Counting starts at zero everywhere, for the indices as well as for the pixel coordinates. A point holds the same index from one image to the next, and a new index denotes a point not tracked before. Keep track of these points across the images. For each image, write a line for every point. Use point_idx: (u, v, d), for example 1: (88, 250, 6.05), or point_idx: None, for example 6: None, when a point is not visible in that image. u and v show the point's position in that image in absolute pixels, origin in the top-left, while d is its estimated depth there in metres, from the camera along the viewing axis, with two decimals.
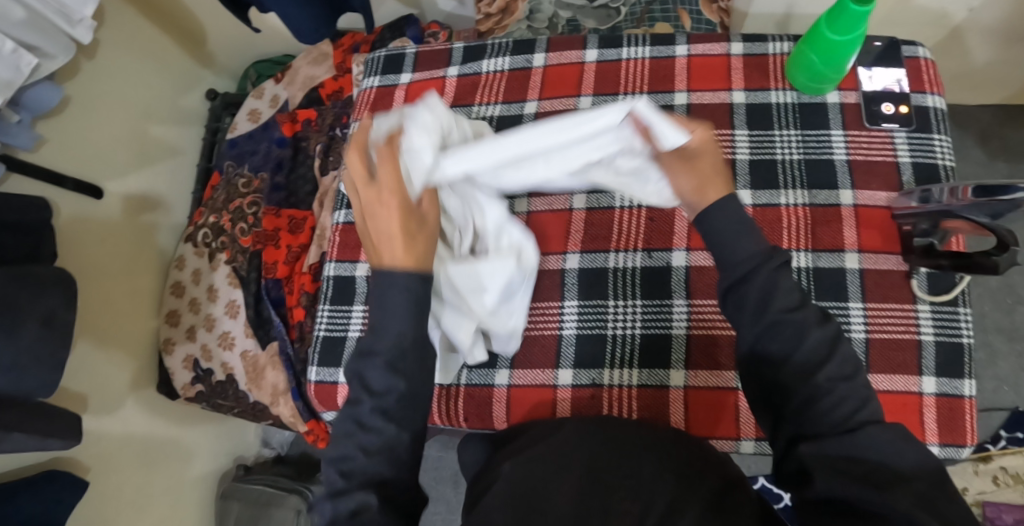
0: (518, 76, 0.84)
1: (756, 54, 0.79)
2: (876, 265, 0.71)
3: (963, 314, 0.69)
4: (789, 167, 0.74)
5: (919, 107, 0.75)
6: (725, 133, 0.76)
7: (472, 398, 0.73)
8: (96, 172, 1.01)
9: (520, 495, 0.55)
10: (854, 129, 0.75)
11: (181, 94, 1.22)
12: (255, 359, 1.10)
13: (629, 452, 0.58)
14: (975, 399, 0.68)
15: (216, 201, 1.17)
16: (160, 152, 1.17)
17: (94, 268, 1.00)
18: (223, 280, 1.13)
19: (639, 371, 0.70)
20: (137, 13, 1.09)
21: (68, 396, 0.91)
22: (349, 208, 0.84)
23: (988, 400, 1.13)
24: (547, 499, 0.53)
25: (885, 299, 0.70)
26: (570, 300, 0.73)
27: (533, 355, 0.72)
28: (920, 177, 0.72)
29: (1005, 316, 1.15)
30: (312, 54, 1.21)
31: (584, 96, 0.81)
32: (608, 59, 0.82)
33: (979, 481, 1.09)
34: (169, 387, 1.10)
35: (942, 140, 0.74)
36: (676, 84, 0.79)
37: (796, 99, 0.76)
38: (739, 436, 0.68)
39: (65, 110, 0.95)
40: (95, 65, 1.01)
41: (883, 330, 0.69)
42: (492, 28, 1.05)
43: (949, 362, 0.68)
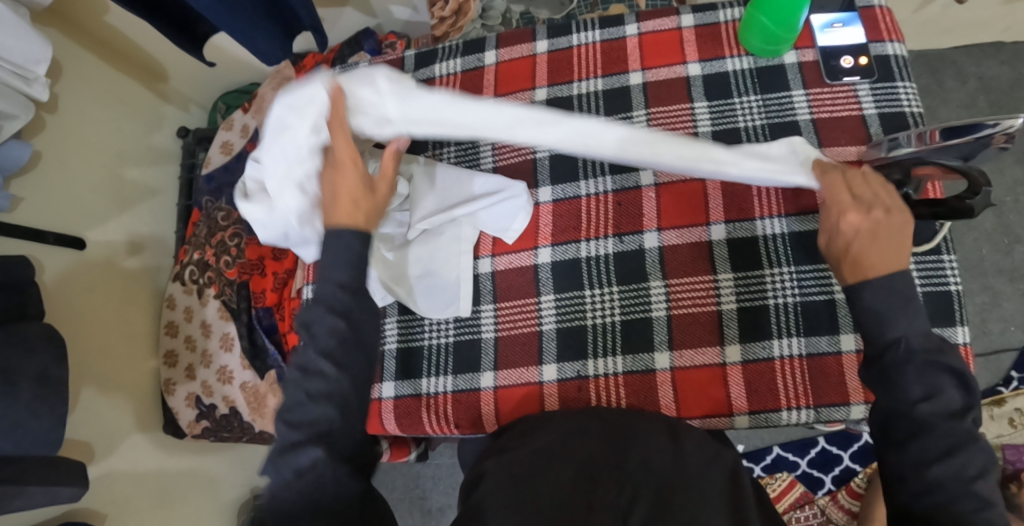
0: (471, 76, 0.83)
1: (708, 24, 0.77)
2: None
3: (949, 263, 0.67)
4: (753, 132, 0.73)
5: (879, 57, 0.73)
6: (684, 107, 0.75)
7: (461, 405, 0.72)
8: (77, 224, 1.01)
9: (520, 474, 0.56)
10: (815, 87, 0.73)
11: (152, 134, 1.23)
12: (255, 389, 1.10)
13: (634, 449, 0.57)
14: (971, 346, 0.66)
15: (199, 237, 1.18)
16: (139, 195, 1.18)
17: (87, 319, 1.00)
18: (214, 315, 1.14)
19: (623, 358, 0.69)
20: (94, 61, 1.09)
21: (72, 449, 0.91)
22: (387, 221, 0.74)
23: (995, 343, 1.11)
24: (545, 481, 0.55)
25: None
26: (546, 295, 0.72)
27: (515, 354, 0.72)
28: (887, 127, 0.70)
29: (1004, 256, 1.13)
30: (276, 79, 1.21)
31: (539, 88, 0.80)
32: (559, 48, 0.81)
33: (995, 426, 1.09)
34: (175, 427, 1.11)
35: (907, 87, 0.72)
36: (630, 64, 0.78)
37: (753, 64, 0.75)
38: (732, 412, 0.67)
39: (37, 167, 0.96)
40: (61, 116, 1.02)
41: None
42: (447, 31, 1.01)
43: (937, 311, 0.66)
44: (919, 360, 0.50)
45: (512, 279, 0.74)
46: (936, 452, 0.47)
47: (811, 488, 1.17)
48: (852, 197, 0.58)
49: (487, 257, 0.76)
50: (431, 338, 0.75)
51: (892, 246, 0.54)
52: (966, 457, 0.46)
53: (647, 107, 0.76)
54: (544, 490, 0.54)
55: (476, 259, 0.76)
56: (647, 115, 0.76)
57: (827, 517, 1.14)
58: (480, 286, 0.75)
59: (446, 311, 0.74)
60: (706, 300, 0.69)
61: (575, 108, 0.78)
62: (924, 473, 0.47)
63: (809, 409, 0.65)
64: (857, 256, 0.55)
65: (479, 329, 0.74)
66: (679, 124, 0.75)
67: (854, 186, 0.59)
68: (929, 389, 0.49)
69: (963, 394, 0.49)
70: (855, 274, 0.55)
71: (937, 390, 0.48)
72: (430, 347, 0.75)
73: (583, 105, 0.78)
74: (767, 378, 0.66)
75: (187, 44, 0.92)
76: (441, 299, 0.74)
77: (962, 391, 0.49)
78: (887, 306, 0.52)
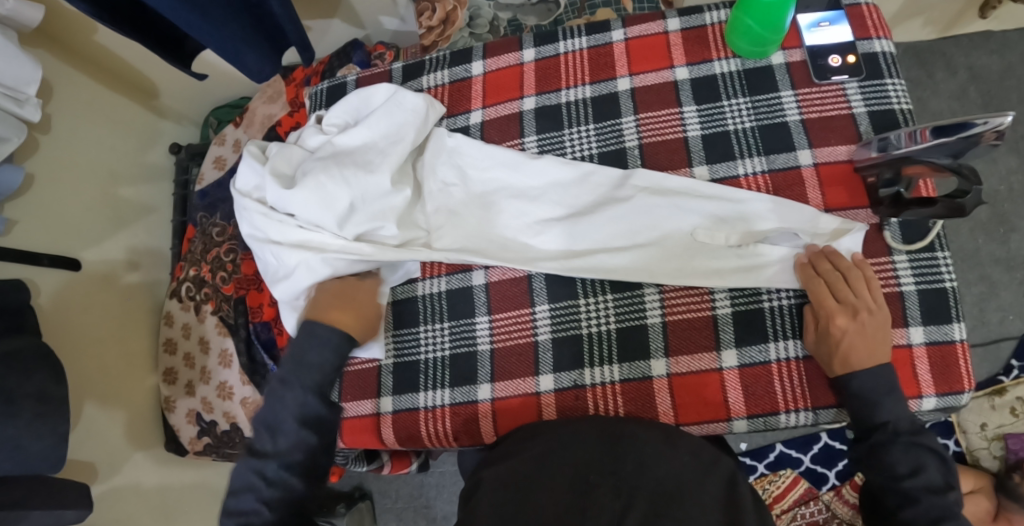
0: (459, 87, 0.82)
1: (695, 27, 0.77)
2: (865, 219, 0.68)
3: (942, 258, 0.67)
4: (743, 135, 0.73)
5: (867, 55, 0.73)
6: (673, 111, 0.75)
7: (460, 418, 0.72)
8: (71, 244, 1.01)
9: (518, 488, 0.55)
10: (803, 87, 0.73)
11: (145, 152, 1.23)
12: (255, 404, 1.09)
13: (632, 458, 0.57)
14: (968, 343, 0.65)
15: (194, 254, 1.18)
16: (134, 213, 1.18)
17: (84, 339, 1.00)
18: (212, 330, 1.14)
19: (619, 366, 0.69)
20: (85, 79, 1.09)
21: (75, 470, 0.91)
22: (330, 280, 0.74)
23: (994, 333, 1.11)
24: (542, 491, 0.55)
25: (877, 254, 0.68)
26: (541, 304, 0.72)
27: (511, 365, 0.72)
28: (877, 125, 0.70)
29: (1000, 246, 1.12)
30: (266, 93, 1.21)
31: (527, 97, 0.80)
32: (546, 56, 0.80)
33: (997, 416, 1.08)
34: (177, 444, 1.11)
35: (896, 84, 0.71)
36: (618, 70, 0.78)
37: (740, 65, 0.75)
38: (730, 416, 0.67)
39: (29, 189, 0.96)
40: (52, 137, 1.01)
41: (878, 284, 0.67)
42: (435, 41, 1.02)
43: (935, 308, 0.66)
44: (903, 441, 0.61)
45: (506, 290, 0.74)
46: (921, 507, 0.55)
47: (814, 484, 1.16)
48: (835, 301, 0.63)
49: (435, 277, 0.77)
50: (427, 352, 0.75)
51: (866, 347, 0.62)
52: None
53: (635, 113, 0.76)
54: (541, 500, 0.54)
55: (469, 270, 0.75)
56: (636, 121, 0.75)
57: (833, 513, 1.14)
58: (473, 298, 0.74)
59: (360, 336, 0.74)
60: (701, 305, 0.69)
61: (564, 117, 0.78)
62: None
63: (807, 411, 0.66)
64: (827, 356, 0.63)
65: (474, 340, 0.74)
66: (668, 129, 0.74)
67: (837, 288, 0.63)
68: (914, 465, 0.60)
69: (944, 473, 0.59)
70: (838, 365, 0.63)
71: (921, 467, 0.60)
72: (426, 360, 0.75)
73: (571, 113, 0.78)
74: (765, 381, 0.66)
75: (175, 61, 0.92)
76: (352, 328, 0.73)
77: (942, 469, 0.60)
78: (875, 393, 0.61)
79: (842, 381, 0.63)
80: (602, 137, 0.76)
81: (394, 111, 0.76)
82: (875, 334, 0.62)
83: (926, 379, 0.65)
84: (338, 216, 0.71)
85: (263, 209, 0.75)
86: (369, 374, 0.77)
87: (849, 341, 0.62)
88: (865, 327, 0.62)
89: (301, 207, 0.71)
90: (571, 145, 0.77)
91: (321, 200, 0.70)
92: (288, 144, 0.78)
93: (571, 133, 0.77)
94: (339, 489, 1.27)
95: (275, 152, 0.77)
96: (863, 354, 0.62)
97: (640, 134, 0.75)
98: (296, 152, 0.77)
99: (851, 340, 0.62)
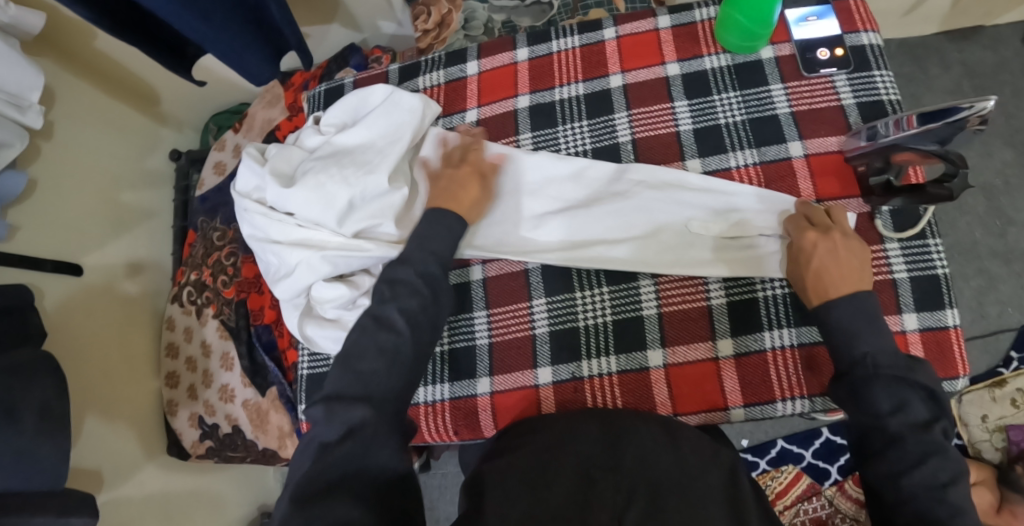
0: (454, 87, 0.84)
1: (685, 24, 0.78)
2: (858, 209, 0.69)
3: (934, 246, 0.67)
4: (734, 128, 0.74)
5: (855, 48, 0.74)
6: (665, 106, 0.76)
7: (460, 412, 0.73)
8: (73, 250, 1.02)
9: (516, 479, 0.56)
10: (793, 80, 0.74)
11: (146, 158, 1.24)
12: (257, 406, 1.11)
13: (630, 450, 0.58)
14: (961, 328, 0.66)
15: (195, 258, 1.19)
16: (135, 219, 1.19)
17: (87, 345, 1.01)
18: (213, 334, 1.15)
19: (617, 358, 0.70)
20: (87, 87, 1.11)
21: (79, 474, 0.91)
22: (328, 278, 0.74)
23: (993, 325, 1.12)
24: (545, 478, 0.55)
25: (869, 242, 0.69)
26: (538, 298, 0.73)
27: (510, 359, 0.72)
28: (867, 116, 0.71)
29: (997, 239, 1.13)
30: (265, 99, 1.22)
31: (522, 95, 0.81)
32: (540, 55, 0.82)
33: (998, 407, 1.09)
34: (179, 448, 1.11)
35: (884, 76, 0.72)
36: (610, 67, 0.79)
37: (731, 60, 0.76)
38: (727, 406, 0.67)
39: (32, 196, 0.97)
40: (54, 145, 1.03)
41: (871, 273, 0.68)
42: (431, 43, 1.04)
43: (927, 295, 0.67)
44: (884, 376, 0.56)
45: (504, 284, 0.74)
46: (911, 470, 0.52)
47: (817, 479, 1.17)
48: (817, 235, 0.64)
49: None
50: None
51: (843, 265, 0.62)
52: (935, 465, 0.51)
53: (628, 109, 0.77)
54: (542, 490, 0.54)
55: (467, 266, 0.76)
56: (629, 116, 0.77)
57: (836, 508, 1.14)
58: (471, 293, 0.75)
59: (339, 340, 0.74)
60: (696, 296, 0.69)
61: (558, 114, 0.79)
62: (900, 485, 0.52)
63: (803, 399, 0.66)
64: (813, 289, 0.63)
65: (473, 335, 0.74)
66: (661, 124, 0.75)
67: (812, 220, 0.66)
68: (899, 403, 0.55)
69: (930, 406, 0.55)
70: (817, 295, 0.63)
71: (905, 404, 0.55)
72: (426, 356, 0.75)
73: (565, 110, 0.79)
74: (761, 370, 0.67)
75: (176, 67, 0.94)
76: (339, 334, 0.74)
77: (928, 404, 0.55)
78: (858, 334, 0.60)
79: (825, 327, 0.61)
80: (596, 133, 0.77)
81: (391, 110, 0.78)
82: (857, 271, 0.62)
83: None
84: (338, 214, 0.72)
85: (263, 209, 0.75)
86: None
87: (829, 270, 0.62)
88: (845, 262, 0.62)
89: (301, 207, 0.72)
90: (565, 142, 0.78)
91: (322, 200, 0.72)
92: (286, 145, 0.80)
93: (565, 130, 0.78)
94: None
95: (273, 153, 0.79)
96: (843, 285, 0.61)
97: (632, 130, 0.76)
98: (295, 152, 0.78)
99: (830, 272, 0.62)
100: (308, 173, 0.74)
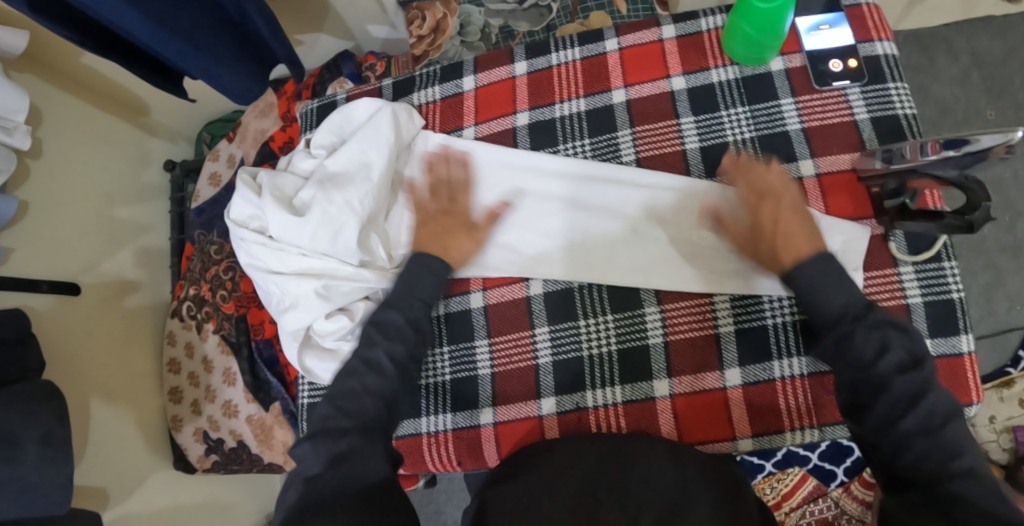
0: (451, 103, 0.81)
1: (690, 34, 0.75)
2: (875, 231, 0.67)
3: (949, 269, 0.65)
4: (742, 146, 0.71)
5: (869, 58, 0.71)
6: (670, 123, 0.73)
7: (464, 442, 0.72)
8: (69, 269, 1.01)
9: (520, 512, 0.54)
10: (804, 94, 0.71)
11: (139, 172, 1.22)
12: (261, 421, 1.11)
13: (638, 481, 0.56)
14: (976, 354, 0.64)
15: (193, 272, 1.17)
16: (131, 234, 1.17)
17: (87, 364, 1.00)
18: (214, 350, 1.14)
19: (622, 388, 0.68)
20: (74, 101, 1.08)
21: (86, 496, 0.91)
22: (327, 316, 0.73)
23: (1002, 322, 1.09)
24: (542, 506, 0.54)
25: (881, 268, 0.66)
26: (540, 326, 0.71)
27: (513, 389, 0.71)
28: (880, 132, 0.68)
29: (1006, 234, 1.10)
30: (258, 108, 1.18)
31: (521, 112, 0.78)
32: (539, 68, 0.78)
33: (1006, 408, 1.04)
34: (185, 463, 1.10)
35: (899, 88, 0.69)
36: (612, 81, 0.76)
37: (738, 73, 0.73)
38: (735, 436, 0.66)
39: (24, 217, 0.95)
40: (44, 162, 1.01)
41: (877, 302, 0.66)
42: (425, 50, 1.00)
43: (942, 321, 0.64)
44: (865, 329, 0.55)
45: (505, 311, 0.72)
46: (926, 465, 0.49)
47: (823, 480, 1.15)
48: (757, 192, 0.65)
49: (434, 300, 0.75)
50: (427, 377, 0.74)
51: (807, 215, 0.62)
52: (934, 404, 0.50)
53: (632, 126, 0.74)
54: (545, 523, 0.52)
55: (467, 293, 0.74)
56: (632, 134, 0.74)
57: (842, 509, 1.13)
58: (472, 320, 0.73)
59: None
60: (703, 324, 0.67)
61: (559, 131, 0.76)
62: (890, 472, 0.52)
63: (812, 428, 0.64)
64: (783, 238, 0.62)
65: (475, 366, 0.73)
66: (666, 142, 0.73)
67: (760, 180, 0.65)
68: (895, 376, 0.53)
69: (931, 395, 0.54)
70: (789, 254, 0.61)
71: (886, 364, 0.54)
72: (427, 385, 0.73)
73: (566, 127, 0.76)
74: (769, 399, 0.65)
75: (165, 86, 0.91)
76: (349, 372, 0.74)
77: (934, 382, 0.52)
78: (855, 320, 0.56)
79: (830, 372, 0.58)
80: (599, 151, 0.75)
81: (375, 126, 0.75)
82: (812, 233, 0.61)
83: None
84: (343, 239, 0.72)
85: (261, 239, 0.75)
86: None
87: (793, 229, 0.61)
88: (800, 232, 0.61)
89: (306, 239, 0.72)
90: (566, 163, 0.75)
91: (323, 229, 0.71)
92: (273, 171, 0.78)
93: (567, 149, 0.76)
94: None
95: (262, 182, 0.77)
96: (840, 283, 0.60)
97: (637, 148, 0.73)
98: (289, 179, 0.76)
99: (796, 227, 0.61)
100: (311, 203, 0.72)
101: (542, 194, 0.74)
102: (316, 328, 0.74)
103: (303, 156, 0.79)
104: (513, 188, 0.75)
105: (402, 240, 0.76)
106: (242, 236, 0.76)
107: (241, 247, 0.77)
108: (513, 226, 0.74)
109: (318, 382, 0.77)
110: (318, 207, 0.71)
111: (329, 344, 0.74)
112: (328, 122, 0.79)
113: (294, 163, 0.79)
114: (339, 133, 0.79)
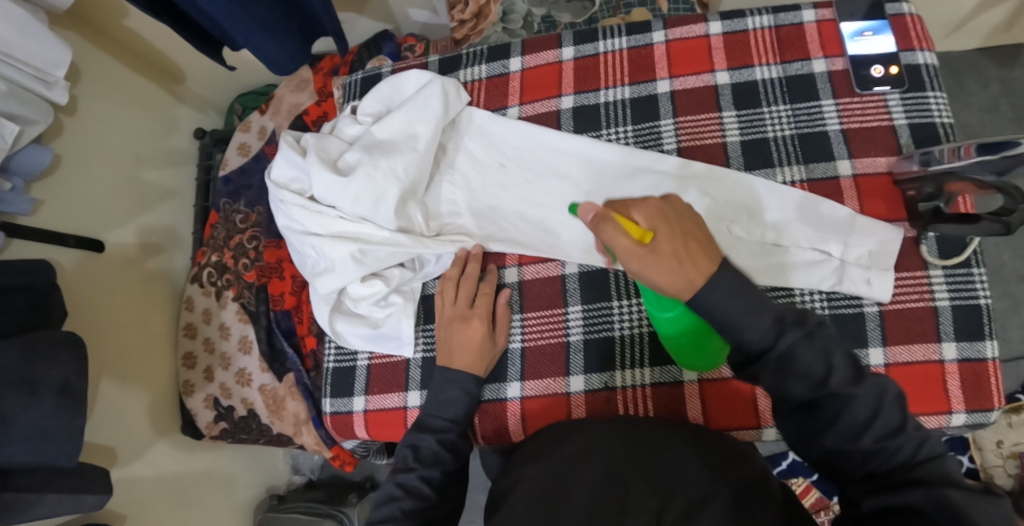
0: (496, 83, 0.82)
1: (736, 31, 0.76)
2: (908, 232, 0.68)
3: (978, 275, 0.66)
4: (783, 143, 0.73)
5: (910, 66, 0.72)
6: (712, 116, 0.75)
7: (489, 415, 0.73)
8: (95, 226, 1.01)
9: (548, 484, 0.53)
10: (845, 96, 0.72)
11: (170, 137, 1.23)
12: (273, 391, 1.11)
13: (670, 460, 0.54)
14: (1000, 361, 0.65)
15: (217, 239, 1.18)
16: (156, 199, 1.17)
17: (105, 321, 1.00)
18: (232, 317, 1.14)
19: (651, 370, 0.70)
20: (112, 62, 1.09)
21: (95, 451, 0.91)
22: (363, 279, 0.75)
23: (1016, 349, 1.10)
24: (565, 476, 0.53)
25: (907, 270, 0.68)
26: (573, 305, 0.72)
27: (542, 366, 0.72)
28: (918, 138, 0.70)
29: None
30: (293, 82, 1.20)
31: (566, 95, 0.79)
32: (586, 54, 0.80)
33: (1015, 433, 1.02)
34: (194, 428, 1.09)
35: (938, 97, 0.71)
36: (658, 72, 0.77)
37: (782, 72, 0.74)
38: (760, 425, 0.67)
39: (55, 169, 0.96)
40: (79, 117, 1.01)
41: (899, 302, 0.67)
42: (466, 34, 1.03)
43: (969, 325, 0.65)
44: None
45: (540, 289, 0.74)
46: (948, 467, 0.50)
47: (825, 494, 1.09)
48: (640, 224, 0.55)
49: None
50: None
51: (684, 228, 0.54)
52: None
53: (674, 116, 0.76)
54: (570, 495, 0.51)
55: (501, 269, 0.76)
56: (675, 123, 0.75)
57: None
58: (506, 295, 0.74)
59: (387, 341, 0.75)
60: None
61: (603, 117, 0.78)
62: None
63: None
64: (668, 256, 0.52)
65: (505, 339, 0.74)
66: (707, 133, 0.74)
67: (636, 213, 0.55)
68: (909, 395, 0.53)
69: None
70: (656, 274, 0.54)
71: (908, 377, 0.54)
72: None
73: (610, 113, 0.77)
74: None
75: (210, 50, 0.92)
76: (380, 336, 0.75)
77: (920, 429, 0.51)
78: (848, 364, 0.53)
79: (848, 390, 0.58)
80: (640, 138, 0.76)
81: (423, 97, 0.76)
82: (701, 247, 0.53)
83: (954, 397, 0.65)
84: (384, 204, 0.73)
85: (302, 200, 0.75)
86: (398, 366, 0.75)
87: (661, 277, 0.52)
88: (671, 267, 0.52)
89: (348, 201, 0.73)
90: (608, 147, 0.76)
91: (366, 193, 0.73)
92: (318, 135, 0.79)
93: (609, 134, 0.77)
94: (350, 479, 1.28)
95: (307, 144, 0.78)
96: None
97: (678, 138, 0.75)
98: (334, 142, 0.78)
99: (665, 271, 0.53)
100: (356, 166, 0.73)
101: (583, 177, 0.75)
102: (353, 291, 0.75)
103: (347, 123, 0.80)
104: (553, 170, 0.76)
105: (439, 213, 0.78)
106: (283, 195, 0.77)
107: (280, 206, 0.78)
108: (550, 206, 0.75)
109: (345, 347, 0.78)
110: (363, 170, 0.72)
111: (364, 308, 0.76)
112: (376, 91, 0.80)
113: (339, 130, 0.80)
114: (385, 104, 0.80)
